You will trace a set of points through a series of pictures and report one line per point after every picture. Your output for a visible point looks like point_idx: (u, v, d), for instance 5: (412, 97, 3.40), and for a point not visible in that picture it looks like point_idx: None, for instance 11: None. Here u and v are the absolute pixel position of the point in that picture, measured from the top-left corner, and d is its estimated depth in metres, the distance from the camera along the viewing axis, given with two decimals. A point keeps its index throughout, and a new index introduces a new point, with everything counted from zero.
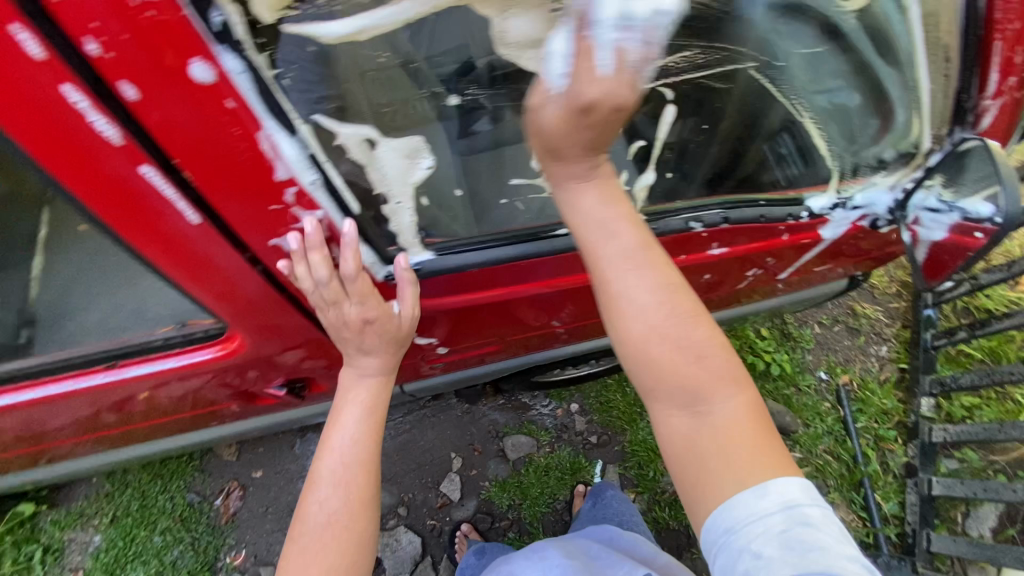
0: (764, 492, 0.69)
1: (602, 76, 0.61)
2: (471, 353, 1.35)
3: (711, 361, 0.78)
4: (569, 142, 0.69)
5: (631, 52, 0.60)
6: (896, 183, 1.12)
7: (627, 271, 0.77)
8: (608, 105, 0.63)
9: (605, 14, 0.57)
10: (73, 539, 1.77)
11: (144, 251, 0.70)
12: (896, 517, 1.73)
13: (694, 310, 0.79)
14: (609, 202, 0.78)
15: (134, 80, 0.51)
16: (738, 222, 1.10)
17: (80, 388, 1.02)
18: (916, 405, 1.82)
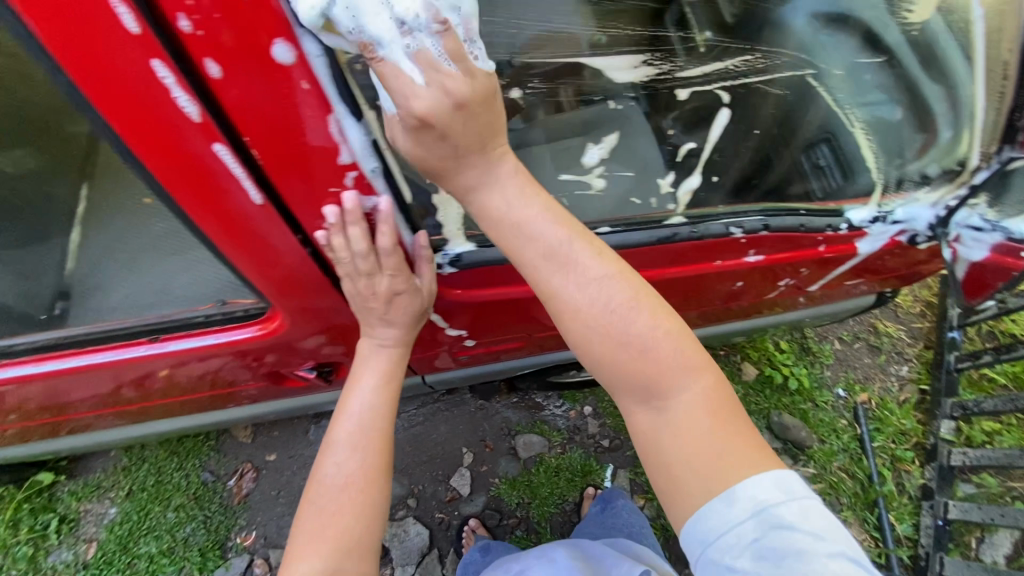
0: (734, 499, 0.72)
1: (423, 86, 0.58)
2: (495, 349, 1.36)
3: (661, 353, 0.77)
4: (441, 159, 0.67)
5: (434, 50, 0.57)
6: (939, 200, 1.06)
7: (556, 271, 0.75)
8: (449, 114, 0.61)
9: (380, 31, 0.54)
10: (88, 510, 1.80)
11: (206, 226, 0.73)
12: (909, 539, 1.70)
13: (640, 296, 0.77)
14: (523, 200, 0.74)
15: (218, 58, 0.54)
16: (781, 230, 1.06)
17: (123, 359, 1.06)
18: (935, 427, 1.80)
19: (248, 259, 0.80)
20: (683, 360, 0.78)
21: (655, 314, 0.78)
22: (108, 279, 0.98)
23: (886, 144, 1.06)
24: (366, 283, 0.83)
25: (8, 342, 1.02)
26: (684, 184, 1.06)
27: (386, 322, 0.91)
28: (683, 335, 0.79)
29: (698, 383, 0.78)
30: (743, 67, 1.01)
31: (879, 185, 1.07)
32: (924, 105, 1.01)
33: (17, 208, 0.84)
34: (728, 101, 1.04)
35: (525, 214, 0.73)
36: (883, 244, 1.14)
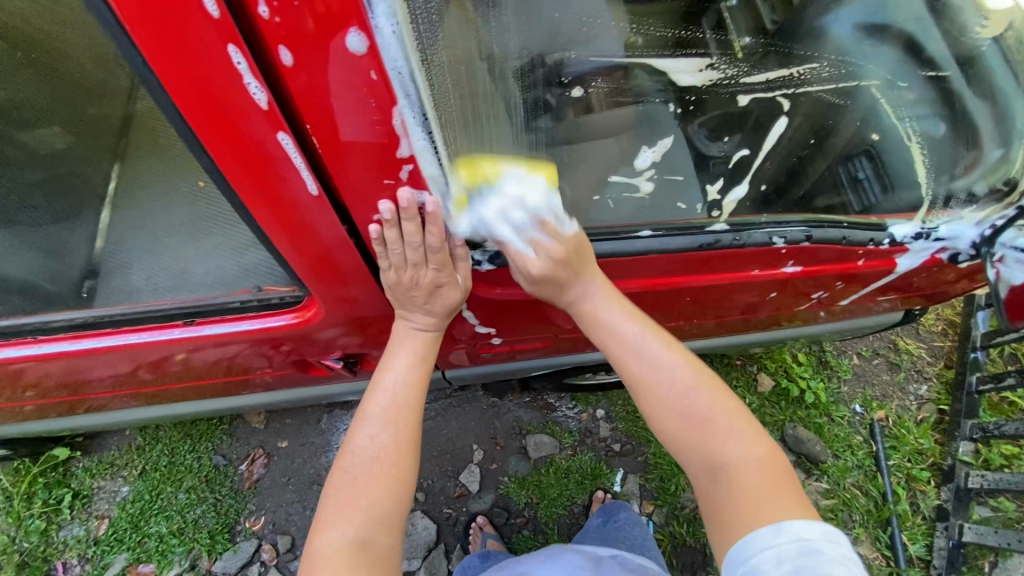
0: (780, 529, 0.74)
1: (534, 258, 0.85)
2: (518, 346, 1.36)
3: (720, 423, 0.88)
4: (543, 289, 0.92)
5: (540, 235, 0.84)
6: (984, 219, 1.02)
7: (635, 358, 0.92)
8: (551, 269, 0.87)
9: (506, 236, 0.82)
10: (102, 487, 1.82)
11: (258, 211, 0.75)
12: (922, 560, 1.68)
13: (703, 379, 0.92)
14: (609, 304, 0.94)
15: (291, 46, 0.54)
16: (823, 242, 1.02)
17: (158, 340, 1.06)
18: (953, 447, 1.78)
19: (293, 247, 0.81)
20: (742, 430, 0.87)
21: (717, 396, 0.91)
22: (142, 260, 0.99)
23: (937, 160, 1.01)
24: (411, 275, 0.86)
25: (45, 319, 1.02)
26: (733, 193, 1.04)
27: (425, 311, 0.94)
28: (743, 414, 0.89)
29: (756, 448, 0.85)
30: (806, 74, 0.95)
31: (928, 199, 1.02)
32: (969, 121, 0.97)
33: (55, 179, 0.89)
34: (788, 108, 0.99)
35: (609, 316, 0.93)
36: (924, 260, 1.12)
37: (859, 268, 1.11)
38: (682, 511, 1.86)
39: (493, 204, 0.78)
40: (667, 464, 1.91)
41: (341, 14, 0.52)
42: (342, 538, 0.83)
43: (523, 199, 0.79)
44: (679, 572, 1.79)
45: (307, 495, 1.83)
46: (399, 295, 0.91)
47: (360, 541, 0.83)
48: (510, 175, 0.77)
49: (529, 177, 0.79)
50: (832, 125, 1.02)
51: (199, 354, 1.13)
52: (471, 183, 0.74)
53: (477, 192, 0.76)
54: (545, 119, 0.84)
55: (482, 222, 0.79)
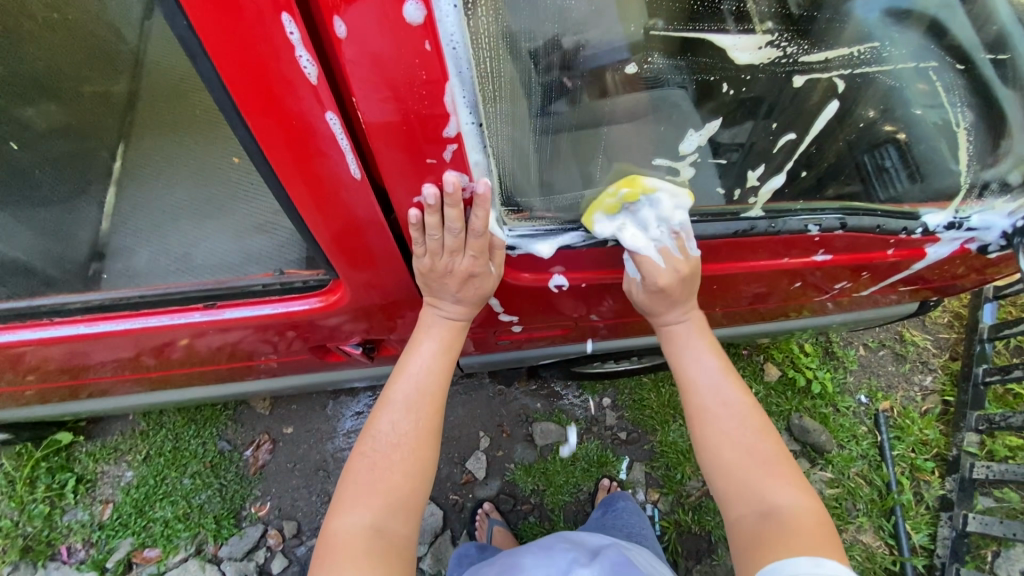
0: (821, 564, 0.76)
1: (664, 270, 0.94)
2: (538, 332, 1.36)
3: (775, 467, 0.89)
4: (656, 306, 1.00)
5: (670, 245, 0.94)
6: (1017, 209, 1.02)
7: (711, 390, 0.97)
8: (674, 284, 0.96)
9: (643, 247, 0.93)
10: (105, 472, 1.81)
11: (295, 194, 0.73)
12: (925, 549, 1.70)
13: (767, 428, 0.94)
14: (699, 338, 1.02)
15: (345, 16, 0.54)
16: (855, 231, 1.02)
17: (177, 324, 1.00)
18: (958, 439, 1.79)
19: (328, 229, 0.79)
20: (796, 481, 0.87)
21: (777, 446, 0.92)
22: (155, 241, 0.96)
23: (978, 147, 0.98)
24: (446, 262, 0.84)
25: (60, 302, 0.96)
26: (768, 183, 0.98)
27: (456, 299, 0.92)
28: (800, 470, 0.90)
29: (806, 502, 0.85)
30: (868, 54, 0.87)
31: (964, 187, 1.01)
32: (997, 109, 0.95)
33: None
34: (842, 91, 0.90)
35: (697, 348, 1.01)
36: (955, 250, 1.10)
37: (889, 257, 1.10)
38: (688, 499, 1.86)
39: (640, 215, 0.91)
40: (674, 453, 1.90)
41: None
42: (358, 523, 0.82)
43: (667, 211, 0.90)
44: (683, 559, 1.80)
45: (313, 481, 1.82)
46: (432, 282, 0.89)
47: (376, 527, 0.83)
48: (663, 189, 0.89)
49: (677, 194, 0.90)
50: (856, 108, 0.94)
51: (205, 340, 1.12)
52: (629, 193, 0.88)
53: (629, 204, 0.89)
54: (564, 102, 0.77)
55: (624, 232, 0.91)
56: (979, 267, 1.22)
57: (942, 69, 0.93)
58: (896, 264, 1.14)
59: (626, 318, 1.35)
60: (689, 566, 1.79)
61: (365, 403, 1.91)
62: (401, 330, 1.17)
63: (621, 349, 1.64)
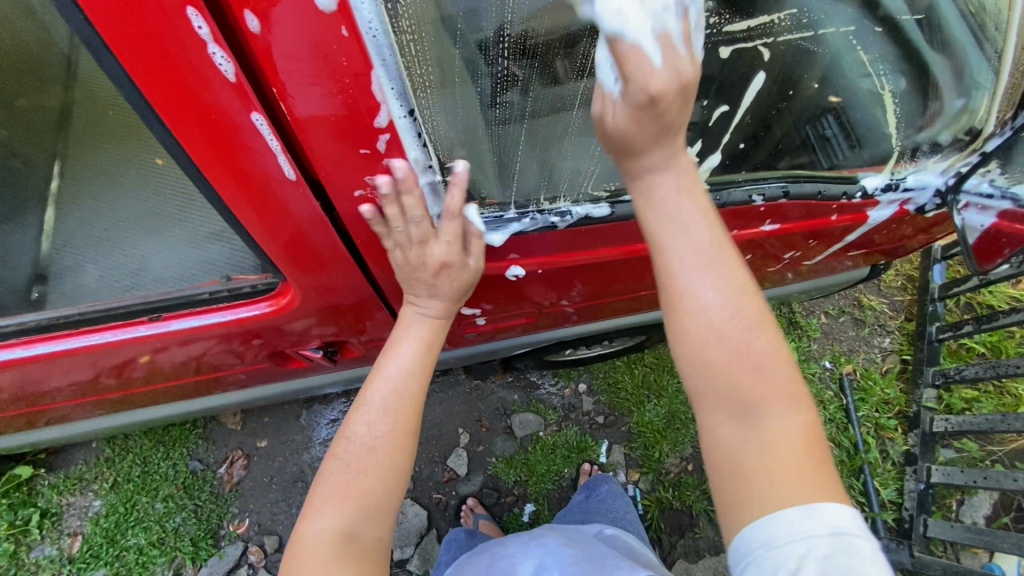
0: (814, 512, 0.66)
1: (660, 66, 0.62)
2: (505, 323, 1.36)
3: (770, 374, 0.74)
4: (644, 134, 0.69)
5: (676, 36, 0.62)
6: (949, 167, 1.04)
7: (700, 271, 0.74)
8: (672, 97, 0.64)
9: (633, 23, 0.60)
10: (72, 504, 1.74)
11: (226, 194, 0.71)
12: (894, 503, 1.77)
13: (763, 321, 0.76)
14: (685, 196, 0.75)
15: (258, 11, 0.53)
16: (799, 198, 1.04)
17: (121, 340, 1.00)
18: (917, 395, 1.86)
19: (266, 229, 0.78)
20: (789, 391, 0.74)
21: (773, 343, 0.76)
22: (98, 258, 0.92)
23: (907, 110, 0.99)
24: (418, 253, 0.83)
25: None
26: (707, 160, 0.96)
27: (433, 295, 0.91)
28: (795, 374, 0.76)
29: (797, 418, 0.73)
30: (789, 20, 0.89)
31: (897, 150, 1.03)
32: (928, 75, 0.97)
33: None
34: (767, 60, 0.91)
35: (684, 210, 0.75)
36: (894, 212, 1.13)
37: (833, 222, 1.13)
38: (667, 476, 1.89)
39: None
40: (651, 432, 1.93)
41: None
42: (329, 528, 0.81)
43: None
44: (667, 535, 1.84)
45: (292, 492, 1.79)
46: (409, 277, 0.88)
47: (347, 531, 0.81)
48: None
49: None
50: (803, 78, 0.97)
51: (167, 355, 1.09)
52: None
53: None
54: (514, 92, 0.73)
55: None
56: (923, 225, 1.26)
57: (861, 33, 0.97)
58: (841, 229, 1.18)
59: (594, 300, 1.37)
60: (673, 541, 1.83)
61: (340, 410, 1.88)
62: (371, 330, 1.16)
63: (590, 334, 1.65)
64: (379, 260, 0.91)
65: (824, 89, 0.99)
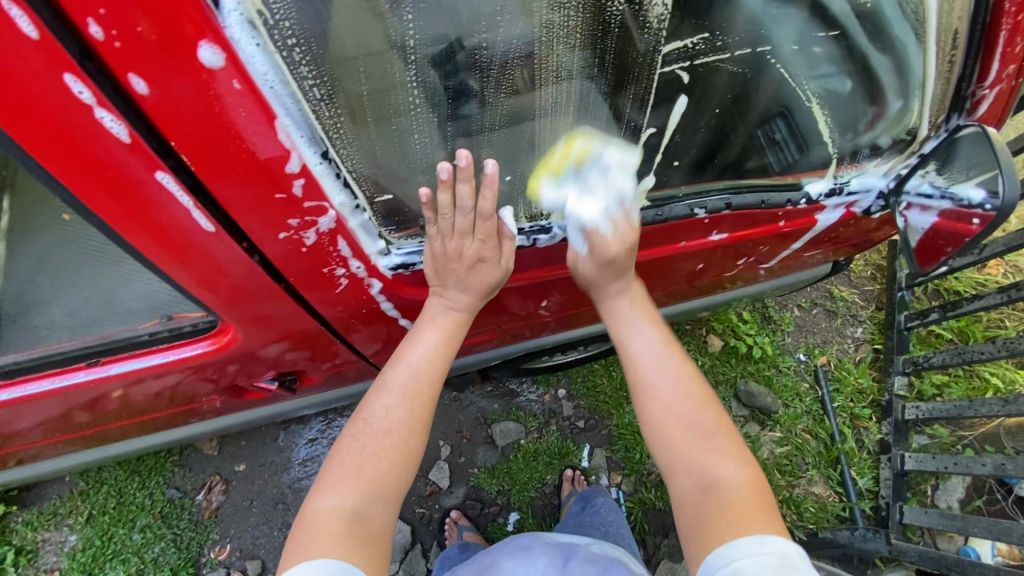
0: (764, 540, 0.78)
1: (612, 238, 0.94)
2: (469, 341, 1.36)
3: (719, 440, 0.92)
4: (606, 278, 1.01)
5: (620, 215, 0.94)
6: (891, 169, 1.08)
7: (654, 367, 0.99)
8: (622, 253, 0.96)
9: (590, 216, 0.93)
10: (47, 539, 1.71)
11: (140, 244, 0.70)
12: (871, 491, 1.81)
13: (709, 400, 0.97)
14: (639, 313, 1.05)
15: (140, 72, 0.53)
16: (741, 208, 1.07)
17: (59, 387, 0.98)
18: (889, 383, 1.89)
19: (191, 275, 0.77)
20: (736, 456, 0.90)
21: (720, 416, 0.95)
22: (42, 300, 0.89)
23: (845, 117, 0.99)
24: (456, 245, 0.88)
25: None
26: (643, 181, 0.94)
27: (463, 287, 0.94)
28: (741, 443, 0.93)
29: (745, 473, 0.88)
30: (706, 43, 0.79)
31: (834, 157, 1.04)
32: (873, 76, 0.94)
33: None
34: (687, 84, 0.83)
35: (639, 323, 1.04)
36: (841, 214, 1.18)
37: (778, 229, 1.17)
38: (649, 477, 1.91)
39: (586, 179, 0.89)
40: (631, 434, 1.94)
41: (186, 30, 0.51)
42: (338, 507, 0.83)
43: (613, 177, 0.89)
44: (651, 535, 1.85)
45: (273, 515, 1.77)
46: (441, 266, 0.91)
47: (356, 512, 0.83)
48: (608, 151, 0.86)
49: (622, 154, 0.87)
50: (754, 92, 0.92)
51: (140, 389, 1.06)
52: (576, 157, 0.85)
53: (578, 165, 0.86)
54: (474, 104, 0.71)
55: (568, 199, 0.91)
56: (864, 228, 1.31)
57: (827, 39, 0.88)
58: (785, 236, 1.22)
59: (570, 309, 1.37)
60: (656, 542, 1.84)
61: (319, 429, 1.87)
62: (339, 355, 1.15)
63: (564, 342, 1.65)
64: (319, 295, 0.90)
65: (780, 93, 0.94)
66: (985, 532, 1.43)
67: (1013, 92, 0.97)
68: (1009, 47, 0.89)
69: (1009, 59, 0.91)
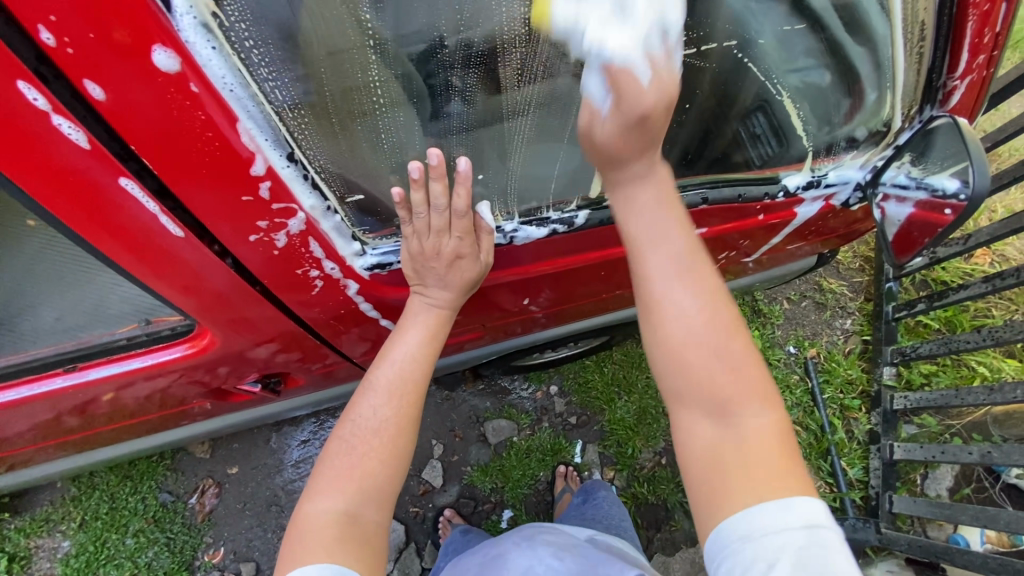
0: (788, 507, 0.68)
1: (648, 86, 0.69)
2: (453, 341, 1.36)
3: (744, 375, 0.77)
4: (629, 150, 0.76)
5: (659, 54, 0.69)
6: (867, 162, 1.09)
7: (674, 280, 0.79)
8: (658, 110, 0.71)
9: (621, 48, 0.66)
10: (40, 546, 1.70)
11: (109, 250, 0.70)
12: (861, 482, 1.82)
13: (735, 323, 0.80)
14: (661, 204, 0.81)
15: (94, 77, 0.53)
16: (718, 202, 1.06)
17: (37, 394, 0.97)
18: (878, 374, 1.90)
19: (163, 279, 0.77)
20: (761, 395, 0.77)
21: (746, 341, 0.80)
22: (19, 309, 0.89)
23: (824, 110, 0.99)
24: (433, 244, 0.87)
25: None
26: None
27: (443, 284, 0.94)
28: (765, 376, 0.79)
29: (769, 415, 0.76)
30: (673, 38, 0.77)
31: (811, 151, 1.05)
32: (848, 69, 0.93)
33: None
34: None
35: (660, 220, 0.80)
36: (821, 207, 1.18)
37: (758, 222, 1.17)
38: (642, 472, 1.92)
39: None
40: (622, 429, 1.95)
41: (138, 34, 0.51)
42: (332, 509, 0.83)
43: None
44: (644, 529, 1.86)
45: (266, 517, 1.77)
46: (419, 266, 0.91)
47: (350, 514, 0.83)
48: None
49: None
50: (738, 88, 0.93)
51: (132, 391, 1.05)
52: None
53: None
54: (459, 102, 0.71)
55: (591, 23, 0.64)
56: (847, 219, 1.31)
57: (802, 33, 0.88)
58: (767, 228, 1.23)
59: (561, 304, 1.37)
60: (650, 535, 1.85)
61: (311, 430, 1.87)
62: (324, 356, 1.15)
63: (553, 339, 1.65)
64: (295, 298, 0.90)
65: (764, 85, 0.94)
66: (972, 520, 1.44)
67: (982, 82, 0.98)
68: (977, 39, 0.90)
69: (977, 50, 0.92)
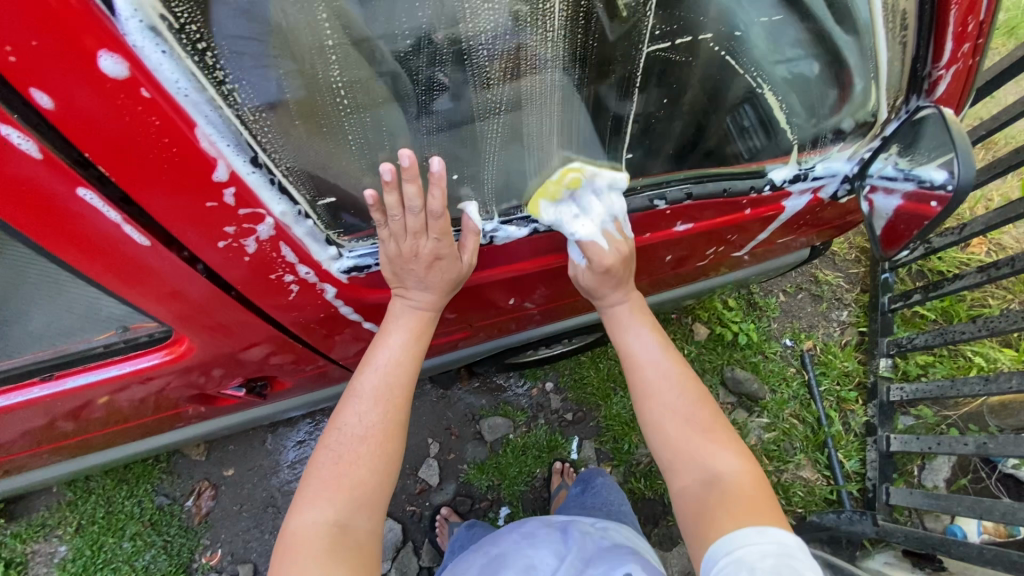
0: (765, 530, 0.77)
1: (608, 251, 0.98)
2: (442, 341, 1.34)
3: (716, 433, 0.93)
4: (606, 285, 1.04)
5: (614, 231, 0.98)
6: (854, 153, 1.08)
7: (651, 368, 1.00)
8: (618, 263, 0.99)
9: (586, 232, 0.97)
10: (37, 551, 1.71)
11: (72, 259, 0.69)
12: (858, 474, 1.82)
13: (705, 396, 0.98)
14: (638, 317, 1.07)
15: (42, 85, 0.52)
16: (703, 197, 1.05)
17: (15, 404, 0.96)
18: (874, 365, 1.90)
19: (132, 288, 0.76)
20: (733, 448, 0.91)
21: (716, 412, 0.97)
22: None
23: (808, 102, 0.98)
24: (411, 245, 0.86)
25: None
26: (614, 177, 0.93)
27: (424, 286, 0.93)
28: (736, 435, 0.94)
29: (744, 465, 0.89)
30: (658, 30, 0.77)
31: (797, 144, 1.04)
32: (832, 60, 0.92)
33: None
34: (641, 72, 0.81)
35: (637, 327, 1.06)
36: (809, 199, 1.17)
37: (747, 216, 1.16)
38: (639, 467, 1.91)
39: (581, 201, 0.94)
40: (619, 424, 1.94)
41: (85, 40, 0.51)
42: (322, 520, 0.82)
43: (606, 199, 0.95)
44: (641, 525, 1.86)
45: (263, 518, 1.78)
46: (398, 268, 0.90)
47: (341, 524, 0.82)
48: (600, 176, 0.92)
49: (613, 177, 0.93)
50: (720, 80, 0.91)
51: (121, 396, 1.05)
52: (570, 183, 0.91)
53: (571, 190, 0.92)
54: (445, 98, 0.71)
55: (565, 218, 0.96)
56: (839, 211, 1.30)
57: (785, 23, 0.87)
58: (757, 222, 1.21)
59: (556, 301, 1.36)
60: (647, 531, 1.85)
61: (307, 431, 1.86)
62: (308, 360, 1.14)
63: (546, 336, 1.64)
64: (272, 302, 0.89)
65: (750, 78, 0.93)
66: (968, 510, 1.43)
67: (967, 71, 0.98)
68: (960, 27, 0.89)
69: (961, 38, 0.91)
